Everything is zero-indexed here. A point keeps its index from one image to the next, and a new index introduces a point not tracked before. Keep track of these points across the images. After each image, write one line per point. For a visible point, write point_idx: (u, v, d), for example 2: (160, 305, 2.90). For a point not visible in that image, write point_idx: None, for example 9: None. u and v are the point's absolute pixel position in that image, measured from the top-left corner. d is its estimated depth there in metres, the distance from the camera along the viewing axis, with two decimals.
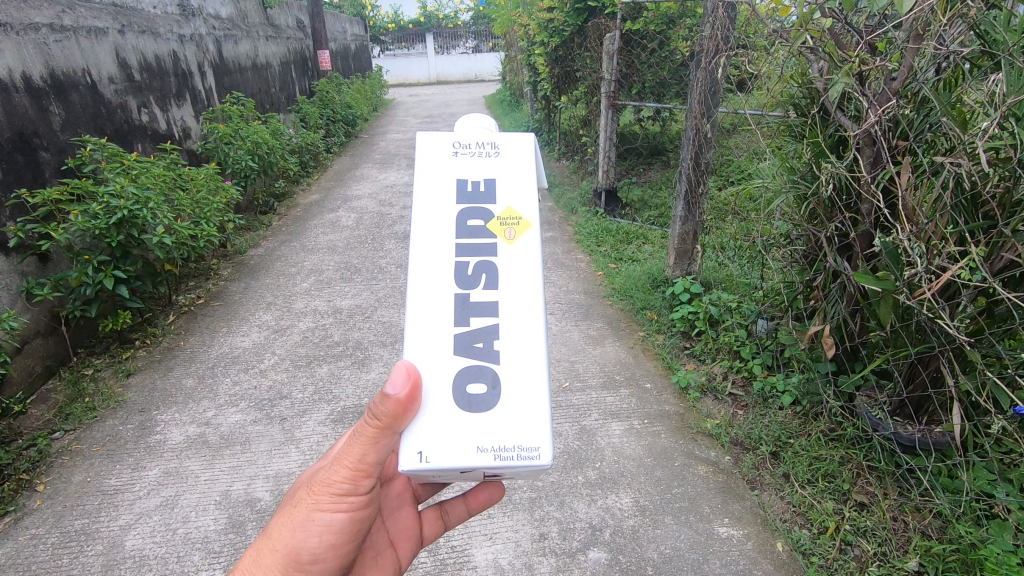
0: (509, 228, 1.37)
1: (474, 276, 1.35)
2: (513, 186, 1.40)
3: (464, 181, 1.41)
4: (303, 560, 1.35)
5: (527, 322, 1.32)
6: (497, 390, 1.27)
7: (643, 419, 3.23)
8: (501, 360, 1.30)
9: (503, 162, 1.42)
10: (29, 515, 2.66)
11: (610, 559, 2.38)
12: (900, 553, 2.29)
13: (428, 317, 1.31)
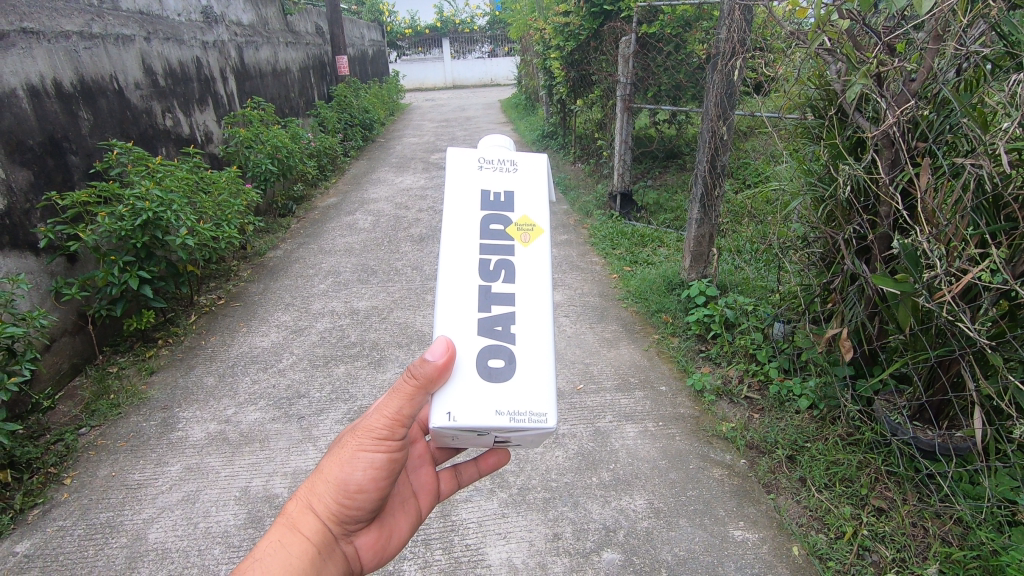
0: (525, 233, 1.40)
1: (494, 271, 1.37)
2: (531, 198, 1.44)
3: (487, 191, 1.44)
4: (350, 491, 1.38)
5: (541, 316, 1.35)
6: (515, 364, 1.30)
7: (658, 421, 3.22)
8: (518, 341, 1.33)
9: (520, 179, 1.46)
10: (57, 508, 2.73)
11: (624, 560, 2.38)
12: (920, 560, 2.27)
13: (451, 298, 1.34)
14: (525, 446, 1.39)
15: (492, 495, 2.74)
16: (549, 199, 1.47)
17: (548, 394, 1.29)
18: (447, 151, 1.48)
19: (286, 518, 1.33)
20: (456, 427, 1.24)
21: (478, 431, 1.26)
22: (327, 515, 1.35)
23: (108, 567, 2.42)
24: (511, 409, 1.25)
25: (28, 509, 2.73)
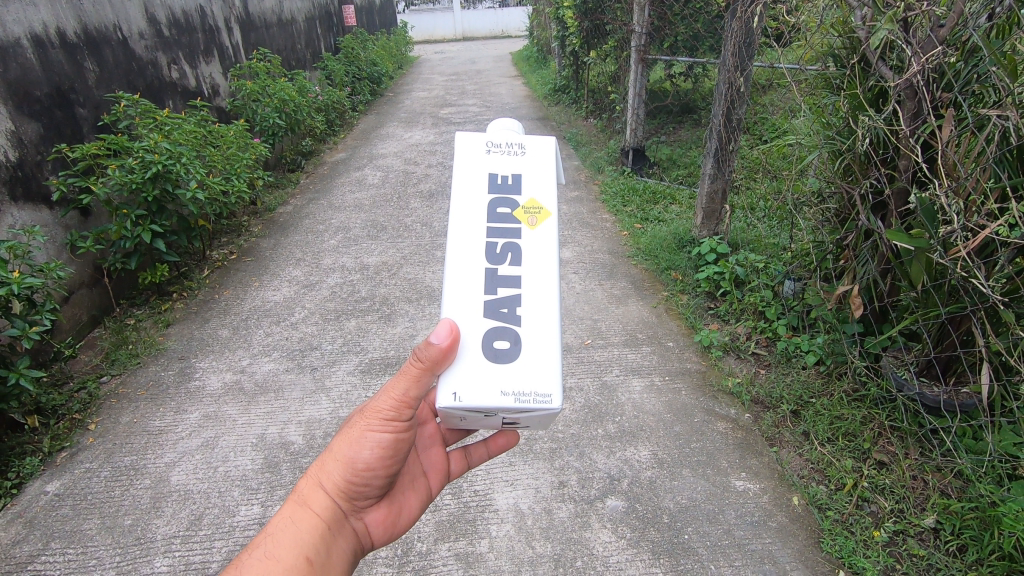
0: (532, 215, 1.40)
1: (501, 254, 1.37)
2: (539, 181, 1.42)
3: (495, 175, 1.43)
4: (359, 470, 1.42)
5: (547, 298, 1.35)
6: (520, 345, 1.31)
7: (664, 376, 3.26)
8: (524, 323, 1.34)
9: (528, 161, 1.45)
10: (83, 450, 2.85)
11: (627, 507, 2.45)
12: (918, 510, 2.32)
13: (458, 282, 1.35)
14: (535, 426, 1.41)
15: None
16: (558, 180, 1.45)
17: (552, 375, 1.30)
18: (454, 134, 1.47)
19: (298, 495, 1.38)
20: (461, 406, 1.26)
21: (484, 411, 1.28)
22: (336, 492, 1.39)
23: (134, 506, 2.53)
24: (515, 389, 1.27)
25: (56, 451, 2.85)
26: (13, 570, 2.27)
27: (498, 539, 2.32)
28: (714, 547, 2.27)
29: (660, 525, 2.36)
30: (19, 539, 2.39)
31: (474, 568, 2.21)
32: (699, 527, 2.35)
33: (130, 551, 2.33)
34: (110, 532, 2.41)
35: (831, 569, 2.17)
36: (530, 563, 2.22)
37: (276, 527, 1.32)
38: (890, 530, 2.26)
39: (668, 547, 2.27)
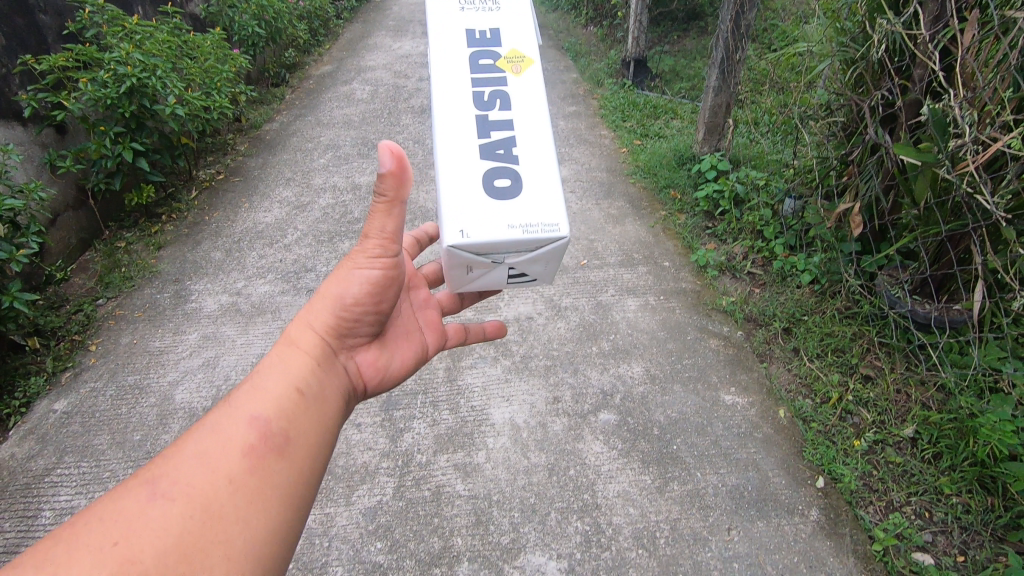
0: (514, 64, 1.53)
1: (490, 102, 1.47)
2: (516, 33, 1.57)
3: (473, 30, 1.57)
4: (348, 308, 1.32)
5: (538, 137, 1.45)
6: (521, 182, 1.38)
7: (659, 295, 3.27)
8: (520, 163, 1.41)
9: (503, 15, 1.58)
10: (87, 370, 2.90)
11: (619, 420, 2.53)
12: (898, 421, 2.42)
13: (451, 130, 1.43)
14: (541, 281, 1.48)
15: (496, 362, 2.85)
16: (535, 37, 1.58)
17: (558, 204, 1.37)
18: (426, 4, 1.60)
19: (286, 336, 1.28)
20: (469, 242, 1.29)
21: (494, 250, 1.32)
22: (327, 330, 1.30)
23: (142, 423, 2.61)
24: (527, 221, 1.33)
25: (60, 372, 2.89)
26: (32, 483, 2.37)
27: (494, 451, 2.41)
28: (701, 456, 2.37)
29: (650, 437, 2.45)
30: (33, 454, 2.48)
31: (472, 478, 2.31)
32: (687, 438, 2.44)
33: (142, 464, 2.42)
34: (121, 447, 2.50)
35: (812, 476, 2.28)
36: (525, 472, 2.32)
37: (263, 369, 1.22)
38: (870, 440, 2.36)
39: (658, 457, 2.37)
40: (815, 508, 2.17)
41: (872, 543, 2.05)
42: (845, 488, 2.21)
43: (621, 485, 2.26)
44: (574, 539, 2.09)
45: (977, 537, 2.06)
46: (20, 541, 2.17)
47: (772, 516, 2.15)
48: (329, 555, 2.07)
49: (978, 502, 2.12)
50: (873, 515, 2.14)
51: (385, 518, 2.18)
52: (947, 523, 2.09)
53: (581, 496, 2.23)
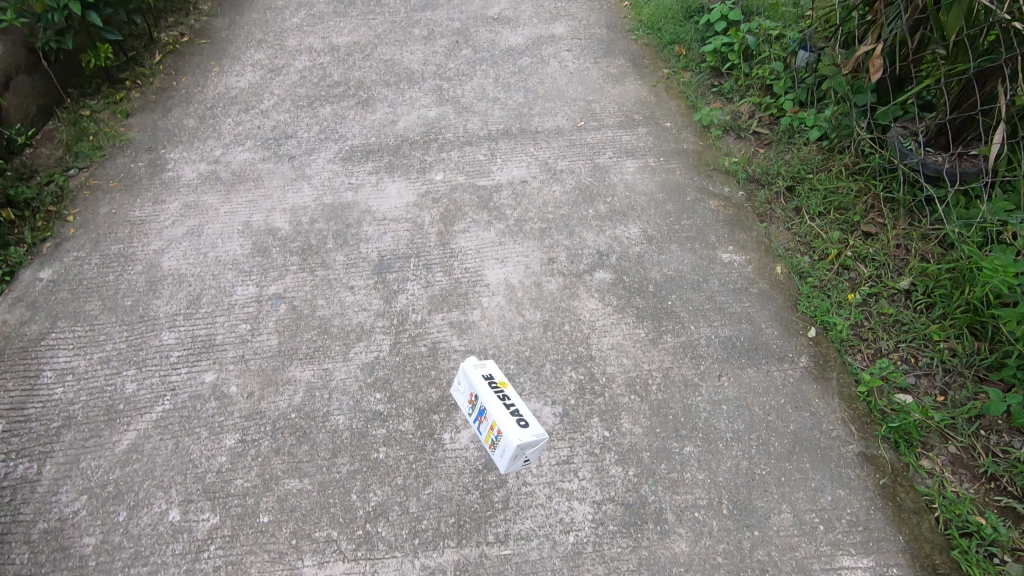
0: (505, 386, 1.99)
1: (507, 401, 1.92)
2: (502, 371, 2.03)
3: (485, 376, 1.99)
4: None
5: (530, 413, 1.93)
6: (533, 423, 1.86)
7: (659, 157, 3.08)
8: (529, 416, 1.89)
9: (493, 368, 2.04)
10: (68, 241, 2.80)
11: (615, 279, 2.50)
12: (894, 275, 2.40)
13: (496, 412, 1.89)
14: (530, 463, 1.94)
15: (489, 226, 2.74)
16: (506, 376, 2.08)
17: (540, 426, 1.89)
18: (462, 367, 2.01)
19: None
20: (524, 446, 1.80)
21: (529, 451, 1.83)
22: None
23: (131, 289, 2.56)
24: (532, 430, 1.83)
25: (40, 243, 2.79)
26: (28, 347, 2.37)
27: (489, 310, 2.40)
28: (696, 312, 2.37)
29: (645, 294, 2.44)
30: (26, 320, 2.46)
31: (468, 335, 2.32)
32: (683, 295, 2.43)
33: (137, 327, 2.41)
34: (113, 313, 2.48)
35: (804, 327, 2.30)
36: (520, 329, 2.33)
37: None
38: (865, 293, 2.36)
39: (653, 312, 2.37)
40: (804, 356, 2.21)
41: (856, 386, 2.10)
42: (836, 337, 2.23)
43: (615, 339, 2.28)
44: (568, 387, 2.14)
45: (959, 378, 2.11)
46: (25, 398, 2.21)
47: (762, 363, 2.19)
48: (330, 407, 2.13)
49: (964, 346, 2.15)
50: (860, 362, 2.18)
51: (383, 372, 2.21)
52: (931, 367, 2.14)
53: (575, 349, 2.26)
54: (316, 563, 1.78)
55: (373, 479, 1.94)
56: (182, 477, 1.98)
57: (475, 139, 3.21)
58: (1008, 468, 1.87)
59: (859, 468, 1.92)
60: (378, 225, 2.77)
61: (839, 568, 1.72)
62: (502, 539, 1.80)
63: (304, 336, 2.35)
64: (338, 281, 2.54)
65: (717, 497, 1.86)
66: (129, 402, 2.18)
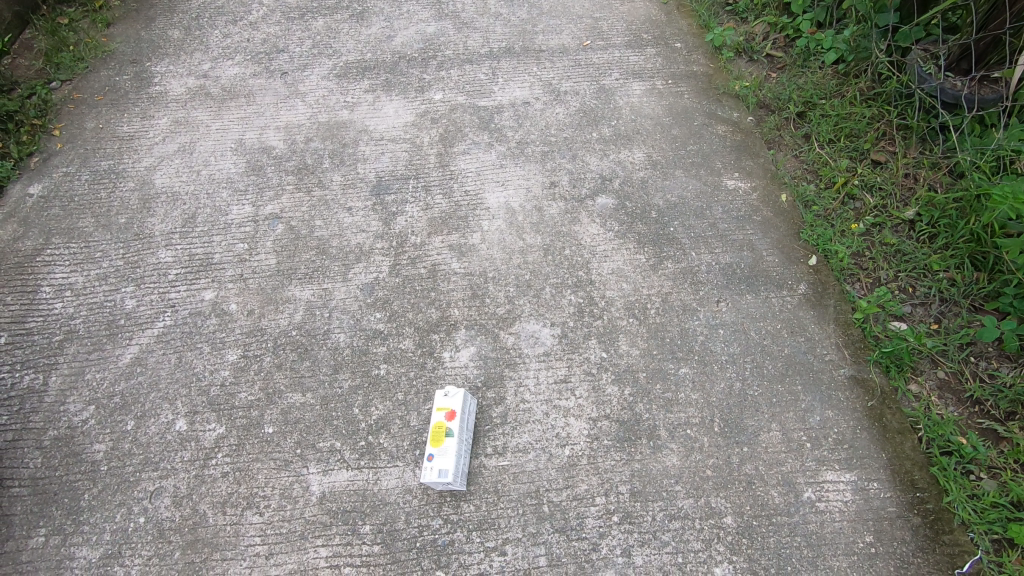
0: (444, 424, 1.82)
1: (433, 442, 1.80)
2: (449, 410, 1.84)
3: (437, 409, 1.87)
4: None
5: (448, 454, 1.77)
6: (437, 468, 1.74)
7: (667, 79, 2.92)
8: (440, 460, 1.76)
9: (448, 402, 1.86)
10: (56, 156, 2.70)
11: (617, 205, 2.45)
12: (900, 205, 2.37)
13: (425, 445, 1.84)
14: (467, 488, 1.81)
15: (490, 148, 2.66)
16: (463, 408, 1.85)
17: (457, 464, 1.76)
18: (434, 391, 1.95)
19: None
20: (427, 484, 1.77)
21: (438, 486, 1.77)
22: None
23: (124, 206, 2.52)
24: (429, 472, 1.75)
25: (27, 157, 2.69)
26: (25, 262, 2.35)
27: (489, 233, 2.37)
28: (697, 238, 2.35)
29: (647, 220, 2.41)
30: (20, 236, 2.43)
31: (467, 257, 2.30)
32: (685, 222, 2.40)
33: (132, 245, 2.39)
34: (108, 230, 2.44)
35: (805, 255, 2.29)
36: (521, 253, 2.31)
37: None
38: (868, 222, 2.34)
39: (654, 238, 2.35)
40: (803, 283, 2.21)
41: (853, 313, 2.12)
42: (836, 266, 2.23)
43: (615, 264, 2.28)
44: (567, 310, 2.15)
45: (954, 307, 2.12)
46: (26, 312, 2.21)
47: (761, 289, 2.20)
48: (330, 325, 2.14)
49: (963, 276, 2.15)
50: (858, 291, 2.19)
51: (382, 293, 2.22)
52: (928, 297, 2.15)
53: (575, 273, 2.25)
54: (321, 471, 1.85)
55: (375, 394, 1.98)
56: (186, 389, 2.02)
57: (475, 58, 3.05)
58: (994, 393, 1.92)
59: (848, 390, 1.97)
60: (376, 145, 2.69)
61: (823, 482, 1.80)
62: (500, 451, 1.87)
63: (303, 256, 2.33)
64: (335, 201, 2.50)
65: (710, 416, 1.92)
66: (130, 317, 2.19)
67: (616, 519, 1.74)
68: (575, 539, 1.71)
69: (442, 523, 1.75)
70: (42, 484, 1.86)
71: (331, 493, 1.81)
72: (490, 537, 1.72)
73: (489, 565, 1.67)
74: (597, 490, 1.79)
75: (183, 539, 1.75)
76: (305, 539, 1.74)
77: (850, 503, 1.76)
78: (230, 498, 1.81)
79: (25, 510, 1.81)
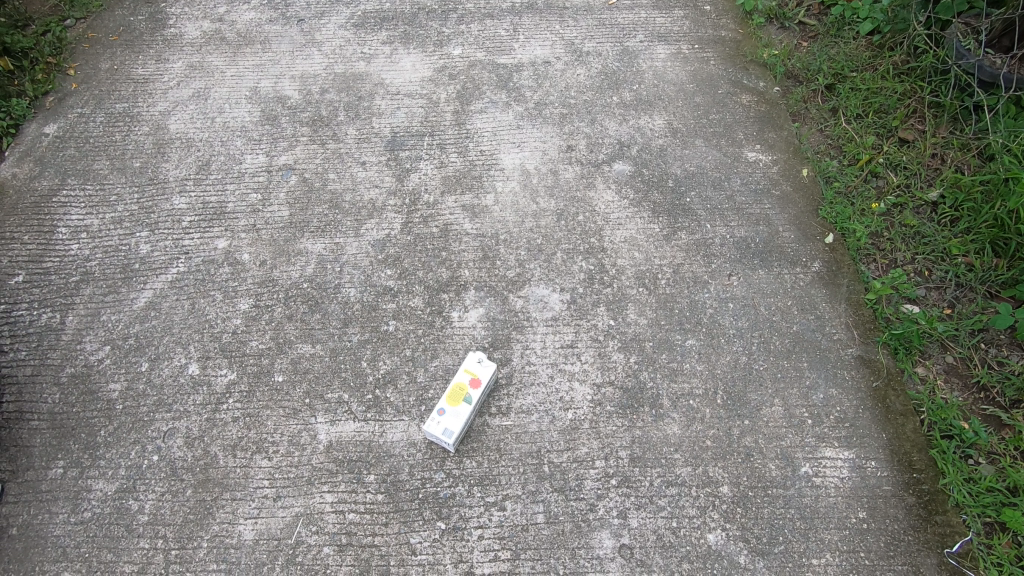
0: (466, 390, 1.86)
1: (450, 402, 1.84)
2: (478, 380, 1.88)
3: (463, 372, 1.90)
4: None
5: (460, 419, 1.81)
6: (445, 425, 1.80)
7: (693, 44, 2.82)
8: (450, 420, 1.81)
9: (480, 371, 1.89)
10: (71, 96, 2.68)
11: (634, 172, 2.42)
12: (924, 185, 2.32)
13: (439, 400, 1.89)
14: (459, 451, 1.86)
15: (507, 108, 2.61)
16: (489, 381, 1.89)
17: (462, 428, 1.81)
18: (468, 352, 1.98)
19: None
20: (426, 433, 1.82)
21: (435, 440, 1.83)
22: None
23: (139, 150, 2.51)
24: (435, 425, 1.80)
25: (42, 96, 2.67)
26: (41, 201, 2.37)
27: (503, 194, 2.35)
28: (713, 210, 2.31)
29: (663, 189, 2.37)
30: (36, 176, 2.44)
31: (480, 218, 2.29)
32: (701, 192, 2.36)
33: (147, 190, 2.39)
34: (123, 173, 2.45)
35: (822, 232, 2.25)
36: (534, 216, 2.30)
37: None
38: (889, 202, 2.29)
39: (669, 207, 2.32)
40: (818, 261, 2.19)
41: (865, 294, 2.10)
42: (853, 245, 2.20)
43: (629, 232, 2.26)
44: (578, 276, 2.15)
45: (969, 293, 2.09)
46: (43, 251, 2.24)
47: (774, 265, 2.18)
48: (341, 279, 2.16)
49: (982, 261, 2.12)
50: (873, 271, 2.16)
51: (394, 250, 2.22)
52: (944, 281, 2.12)
53: (587, 240, 2.24)
54: (328, 421, 1.89)
55: (383, 349, 2.01)
56: (199, 335, 2.05)
57: (497, 13, 2.96)
58: (1001, 380, 1.91)
59: (854, 370, 1.97)
60: (392, 99, 2.64)
61: (821, 458, 1.82)
62: (504, 411, 1.90)
63: (316, 210, 2.33)
64: (349, 155, 2.48)
65: (713, 388, 1.93)
66: (144, 262, 2.21)
67: (615, 483, 1.78)
68: (573, 499, 1.75)
69: (445, 477, 1.80)
70: (60, 419, 1.92)
71: (337, 443, 1.85)
72: (490, 493, 1.77)
73: (488, 519, 1.72)
74: (597, 454, 1.82)
75: (195, 478, 1.82)
76: (312, 484, 1.79)
77: (847, 479, 1.78)
78: (240, 442, 1.87)
79: (44, 443, 1.88)
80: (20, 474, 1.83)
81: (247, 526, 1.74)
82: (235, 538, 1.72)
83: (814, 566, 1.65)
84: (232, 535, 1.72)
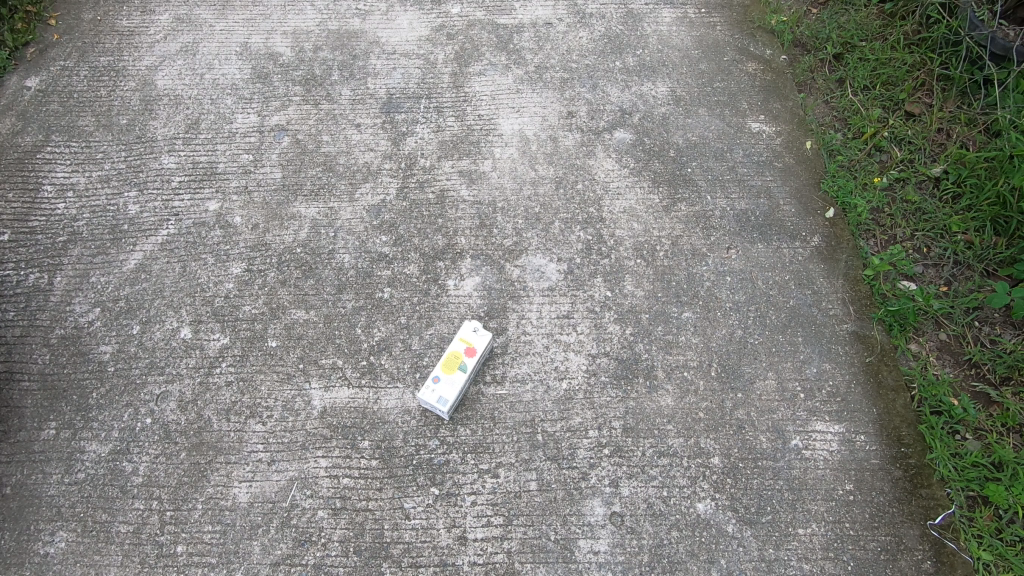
0: (460, 360, 1.85)
1: (444, 372, 1.83)
2: (473, 350, 1.86)
3: (458, 342, 1.88)
4: None
5: (454, 388, 1.81)
6: (439, 394, 1.80)
7: (700, 8, 2.73)
8: (444, 389, 1.80)
9: (474, 341, 1.88)
10: (54, 48, 2.57)
11: (635, 141, 2.37)
12: (928, 160, 2.29)
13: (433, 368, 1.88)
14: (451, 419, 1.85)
15: (507, 71, 2.53)
16: (484, 350, 1.88)
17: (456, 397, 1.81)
18: (465, 321, 1.96)
19: None
20: (420, 400, 1.82)
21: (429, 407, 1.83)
22: None
23: (125, 106, 2.43)
24: (429, 394, 1.80)
25: (23, 48, 2.56)
26: (25, 158, 2.30)
27: (501, 161, 2.30)
28: (714, 181, 2.28)
29: (664, 159, 2.33)
30: (19, 131, 2.36)
31: (477, 184, 2.25)
32: (703, 163, 2.32)
33: (135, 148, 2.32)
34: (109, 130, 2.37)
35: (823, 207, 2.23)
36: (532, 184, 2.26)
37: None
38: (892, 177, 2.26)
39: (670, 177, 2.29)
40: (818, 236, 2.17)
41: (863, 269, 2.10)
42: (853, 220, 2.18)
43: (628, 203, 2.22)
44: (576, 246, 2.12)
45: (966, 271, 2.09)
46: (28, 210, 2.19)
47: (773, 239, 2.16)
48: (335, 245, 2.12)
49: (981, 239, 2.11)
50: (872, 247, 2.15)
51: (389, 217, 2.18)
52: (942, 258, 2.11)
53: (586, 210, 2.20)
54: (323, 386, 1.89)
55: (378, 316, 2.00)
56: (191, 298, 2.03)
57: None
58: (992, 358, 1.93)
59: (848, 345, 1.97)
60: (388, 59, 2.56)
61: (811, 431, 1.84)
62: (498, 380, 1.90)
63: (309, 172, 2.27)
64: (343, 117, 2.41)
65: (708, 360, 1.94)
66: (133, 223, 2.16)
67: (607, 452, 1.79)
68: (566, 467, 1.77)
69: (439, 445, 1.81)
70: (50, 381, 1.90)
71: (332, 409, 1.85)
72: (484, 460, 1.78)
73: (481, 486, 1.74)
74: (591, 424, 1.83)
75: (189, 441, 1.82)
76: (307, 449, 1.80)
77: (836, 452, 1.81)
78: (234, 407, 1.86)
79: (35, 404, 1.87)
80: (12, 434, 1.82)
81: (242, 489, 1.75)
82: (230, 501, 1.73)
83: (800, 536, 1.69)
84: (227, 497, 1.74)
